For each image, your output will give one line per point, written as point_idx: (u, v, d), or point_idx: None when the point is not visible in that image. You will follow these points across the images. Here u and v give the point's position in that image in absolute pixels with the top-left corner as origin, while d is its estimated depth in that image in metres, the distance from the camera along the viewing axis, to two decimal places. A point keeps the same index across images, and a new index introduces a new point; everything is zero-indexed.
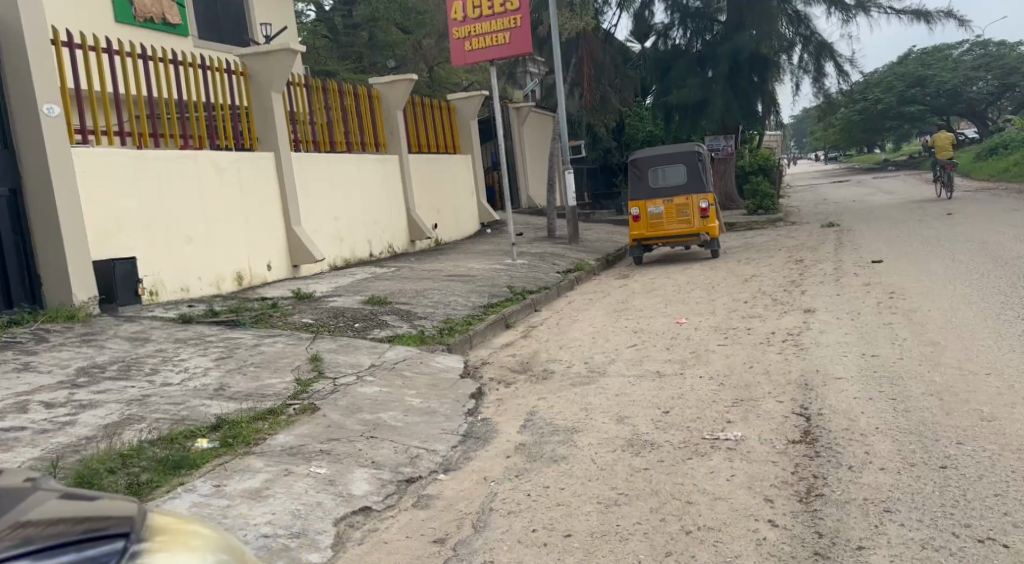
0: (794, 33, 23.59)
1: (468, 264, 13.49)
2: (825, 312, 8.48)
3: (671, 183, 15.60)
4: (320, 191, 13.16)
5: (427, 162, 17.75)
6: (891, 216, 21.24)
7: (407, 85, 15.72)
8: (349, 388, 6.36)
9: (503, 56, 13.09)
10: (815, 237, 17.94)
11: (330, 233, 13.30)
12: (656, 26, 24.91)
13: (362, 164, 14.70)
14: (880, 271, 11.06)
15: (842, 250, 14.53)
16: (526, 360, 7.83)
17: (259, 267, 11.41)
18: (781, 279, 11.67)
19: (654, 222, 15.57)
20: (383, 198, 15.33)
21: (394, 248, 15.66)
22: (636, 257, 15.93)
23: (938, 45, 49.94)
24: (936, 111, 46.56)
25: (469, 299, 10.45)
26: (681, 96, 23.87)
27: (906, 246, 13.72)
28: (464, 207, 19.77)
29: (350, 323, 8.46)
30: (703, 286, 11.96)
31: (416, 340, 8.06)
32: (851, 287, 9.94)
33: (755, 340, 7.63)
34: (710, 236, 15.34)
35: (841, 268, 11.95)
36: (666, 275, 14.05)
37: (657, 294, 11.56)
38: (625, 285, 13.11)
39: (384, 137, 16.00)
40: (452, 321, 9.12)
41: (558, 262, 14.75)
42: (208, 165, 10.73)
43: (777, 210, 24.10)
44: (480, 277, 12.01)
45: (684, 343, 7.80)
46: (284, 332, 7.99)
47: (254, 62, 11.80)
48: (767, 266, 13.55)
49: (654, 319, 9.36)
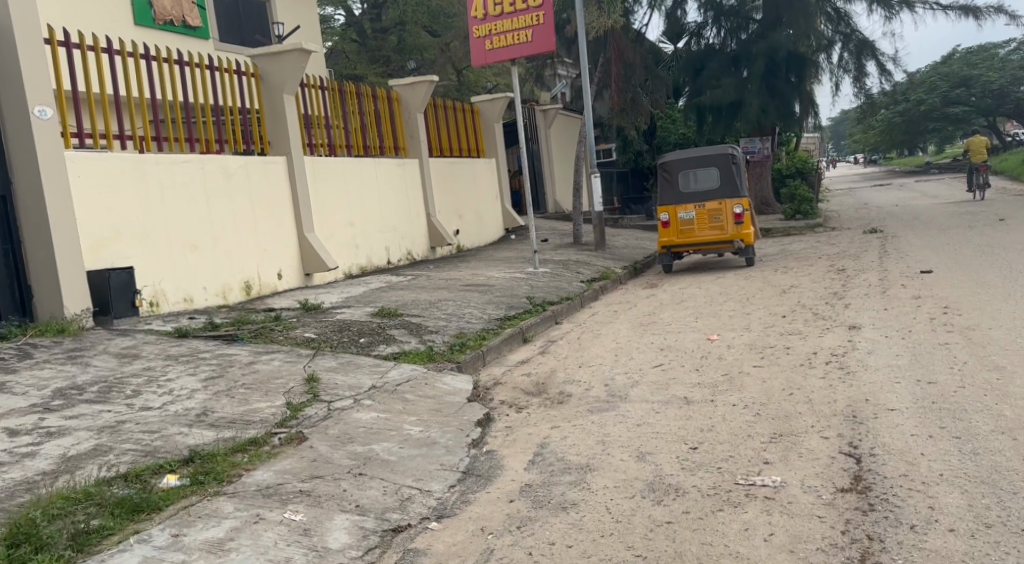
0: (833, 31, 22.83)
1: (488, 272, 12.95)
2: (871, 331, 7.84)
3: (703, 187, 14.89)
4: (334, 196, 12.64)
5: (449, 166, 17.23)
6: (936, 220, 20.41)
7: (428, 88, 15.22)
8: (343, 414, 5.79)
9: (525, 55, 12.46)
10: (857, 243, 17.20)
11: (345, 240, 12.79)
12: (689, 25, 24.24)
13: (380, 168, 14.18)
14: (929, 283, 10.37)
15: (886, 259, 13.81)
16: (541, 382, 7.26)
17: (268, 276, 10.89)
18: (822, 290, 11.00)
19: (684, 228, 14.90)
20: (401, 203, 14.80)
21: (413, 254, 15.15)
22: (664, 265, 15.24)
23: (983, 44, 48.78)
24: (982, 113, 45.47)
25: (485, 312, 9.88)
26: (715, 97, 23.12)
27: (956, 255, 12.98)
28: (488, 213, 19.22)
29: (355, 338, 7.92)
30: (737, 296, 11.33)
31: (424, 358, 7.51)
32: (900, 301, 9.27)
33: (793, 362, 7.00)
34: (744, 243, 14.65)
35: (887, 278, 11.26)
36: (697, 284, 13.40)
37: (688, 306, 10.95)
38: (654, 295, 12.48)
39: (404, 141, 15.49)
40: (464, 336, 8.57)
41: (583, 270, 14.16)
42: (216, 170, 10.19)
43: (816, 215, 23.22)
44: (499, 287, 11.45)
45: (715, 364, 7.19)
46: (284, 348, 7.45)
47: (265, 63, 11.29)
48: (806, 276, 12.87)
49: (684, 336, 8.74)
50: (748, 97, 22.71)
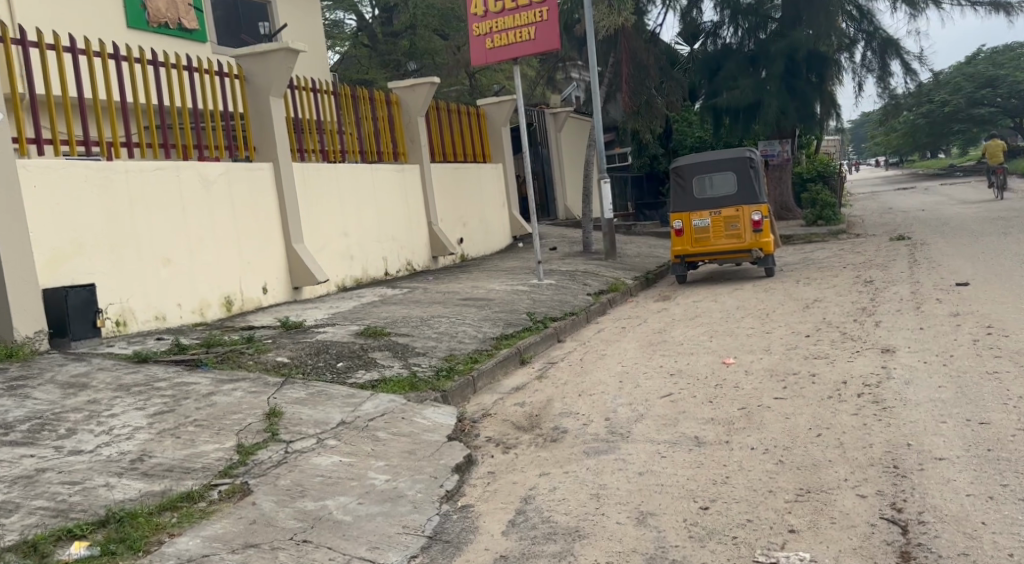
0: (855, 29, 21.91)
1: (490, 285, 12.23)
2: (908, 359, 7.08)
3: (719, 193, 14.09)
4: (326, 204, 11.88)
5: (453, 172, 16.49)
6: (966, 227, 19.57)
7: (428, 89, 14.54)
8: (301, 458, 5.03)
9: (527, 54, 11.73)
10: (883, 251, 16.41)
11: (338, 250, 12.02)
12: (705, 25, 23.35)
13: (377, 174, 13.45)
14: (965, 302, 9.60)
15: (916, 269, 13.04)
16: (535, 414, 6.52)
17: (252, 290, 10.10)
18: (848, 305, 10.25)
19: (700, 236, 14.10)
20: (400, 210, 14.06)
21: (413, 265, 14.44)
22: (679, 275, 14.42)
23: (1008, 44, 47.81)
24: (1008, 114, 44.48)
25: (481, 330, 9.14)
26: (733, 98, 22.32)
27: (991, 267, 12.20)
28: (494, 219, 18.47)
29: (331, 363, 7.14)
30: (755, 311, 10.56)
31: (405, 386, 6.70)
32: (935, 324, 8.51)
33: (820, 395, 6.24)
34: (763, 252, 13.81)
35: (919, 294, 10.50)
36: (712, 297, 12.63)
37: (702, 322, 10.20)
38: (667, 309, 11.73)
39: (404, 146, 14.77)
40: (456, 360, 7.78)
41: (590, 281, 13.39)
42: (193, 177, 9.39)
43: (838, 221, 22.37)
44: (499, 301, 10.72)
45: (730, 395, 6.45)
46: (250, 375, 6.67)
47: (250, 64, 10.51)
48: (830, 289, 12.10)
49: (697, 359, 7.98)
50: (766, 99, 21.97)
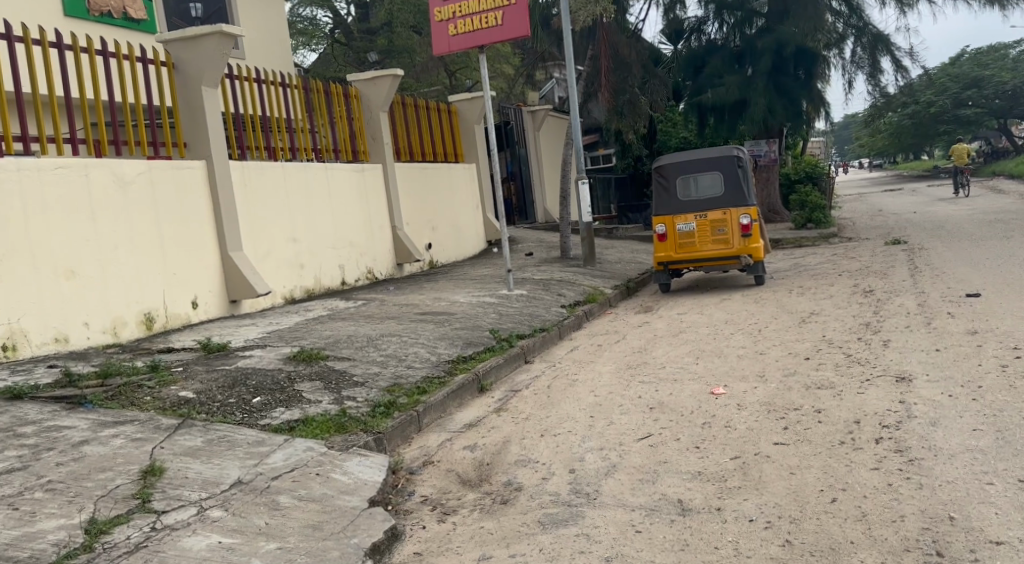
0: (843, 25, 20.88)
1: (454, 296, 11.10)
2: (929, 392, 6.01)
3: (705, 194, 13.02)
4: (274, 207, 10.72)
5: (419, 173, 15.33)
6: (966, 231, 18.60)
7: (391, 82, 13.45)
8: (167, 540, 3.91)
9: (495, 41, 10.59)
10: (880, 257, 15.43)
11: (285, 258, 10.82)
12: (689, 21, 22.33)
13: (332, 174, 12.29)
14: (979, 319, 8.58)
15: (920, 278, 12.03)
16: (486, 462, 5.39)
17: (179, 305, 8.92)
18: (851, 321, 9.22)
19: (684, 241, 13.01)
20: (358, 213, 12.87)
21: (374, 273, 13.25)
22: (662, 284, 13.30)
23: (993, 45, 47.39)
24: (995, 115, 43.92)
25: (435, 351, 7.98)
26: (718, 96, 21.27)
27: (1000, 277, 11.21)
28: (465, 223, 17.31)
29: (245, 399, 5.94)
30: (745, 327, 9.51)
31: (330, 429, 5.52)
32: (952, 346, 7.48)
33: (830, 441, 5.16)
34: (753, 258, 12.68)
35: (927, 309, 9.48)
36: (698, 308, 11.56)
37: (688, 340, 9.12)
38: (648, 324, 10.66)
39: (366, 144, 13.62)
40: (401, 389, 6.62)
41: (566, 291, 12.29)
42: (105, 177, 8.19)
43: (829, 224, 21.37)
44: (461, 316, 9.60)
45: (722, 440, 5.36)
46: (140, 417, 5.48)
47: (180, 50, 9.31)
48: (826, 300, 11.09)
49: (682, 389, 6.90)
50: (753, 96, 20.94)
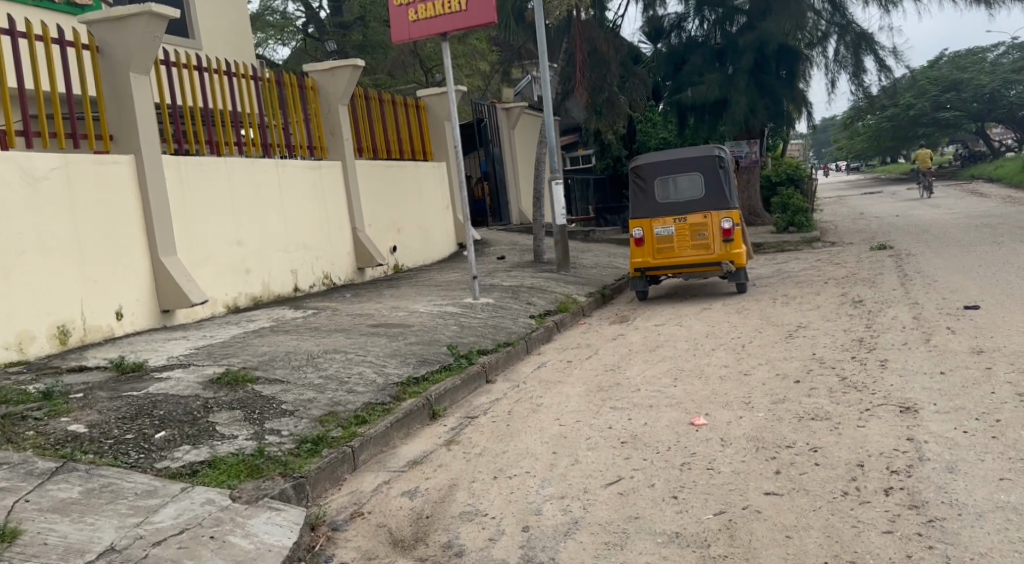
0: (826, 22, 20.10)
1: (414, 305, 10.25)
2: (939, 427, 5.26)
3: (685, 197, 12.25)
4: (216, 205, 9.83)
5: (383, 171, 14.44)
6: (952, 236, 17.99)
7: (351, 73, 12.57)
8: None
9: (455, 29, 9.77)
10: (868, 263, 14.75)
11: (228, 263, 9.93)
12: (668, 18, 21.54)
13: (284, 171, 11.40)
14: (982, 336, 7.87)
15: (913, 288, 11.34)
16: (426, 512, 4.56)
17: (100, 316, 8.02)
18: (842, 337, 8.46)
19: (662, 246, 12.22)
20: (312, 214, 11.98)
21: (332, 278, 12.37)
22: (639, 292, 12.50)
23: (971, 48, 47.13)
24: (973, 118, 43.62)
25: (382, 371, 7.05)
26: (698, 94, 20.55)
27: (997, 287, 10.55)
28: (434, 225, 16.44)
29: (146, 434, 5.07)
30: (728, 342, 8.74)
31: (241, 473, 4.69)
32: (957, 368, 6.75)
33: (830, 491, 4.36)
34: (735, 264, 11.92)
35: (924, 323, 8.76)
36: (677, 319, 10.79)
37: (665, 357, 8.32)
38: (623, 336, 9.87)
39: (323, 139, 12.75)
40: (336, 418, 5.76)
41: (536, 299, 11.49)
42: (11, 173, 7.27)
43: (811, 227, 20.68)
44: (418, 328, 8.76)
45: (705, 487, 4.57)
46: (11, 459, 4.57)
47: (107, 33, 8.45)
48: (813, 311, 10.37)
49: (659, 418, 6.09)
50: (734, 94, 20.27)
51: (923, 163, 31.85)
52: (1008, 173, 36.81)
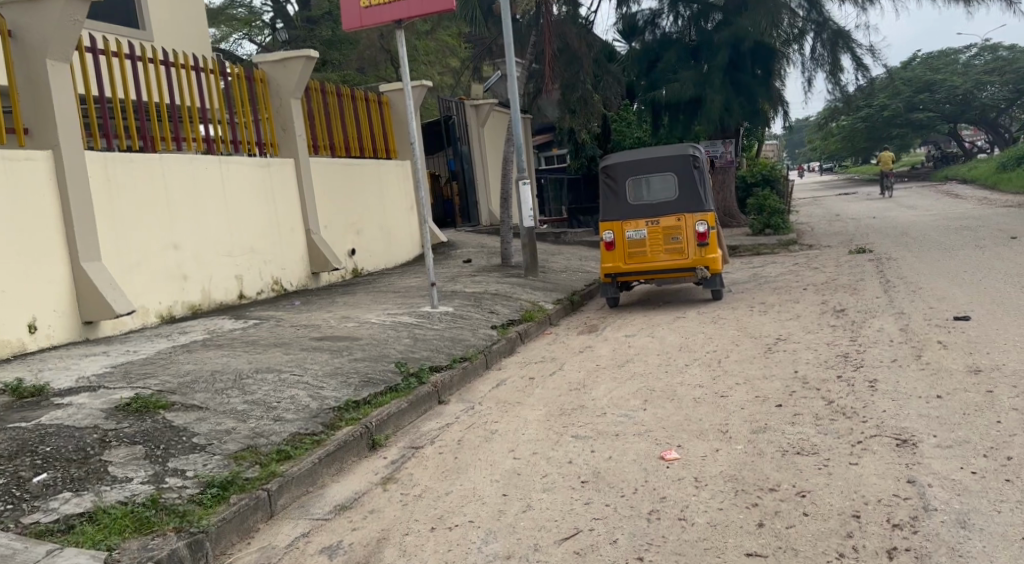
0: (803, 19, 19.52)
1: (366, 314, 9.49)
2: (943, 466, 4.61)
3: (657, 198, 11.59)
4: (147, 205, 9.07)
5: (341, 169, 13.67)
6: (933, 239, 17.50)
7: (304, 65, 11.89)
8: None
9: (411, 16, 9.02)
10: (848, 268, 14.19)
11: (161, 269, 9.16)
12: (642, 14, 20.89)
13: (227, 170, 10.65)
14: (977, 353, 7.26)
15: (897, 295, 10.76)
16: None
17: (9, 330, 7.26)
18: (826, 353, 7.82)
19: (634, 251, 11.56)
20: (259, 215, 11.20)
21: (282, 283, 11.58)
22: (610, 298, 11.83)
23: (945, 50, 47.02)
24: (946, 119, 43.50)
25: (318, 394, 6.24)
26: (672, 92, 19.93)
27: (987, 296, 9.98)
28: (397, 226, 15.67)
29: (20, 478, 4.36)
30: (703, 358, 8.07)
31: (125, 528, 4.00)
32: (954, 391, 6.12)
33: (823, 555, 3.74)
34: (710, 270, 11.25)
35: (911, 337, 8.14)
36: (649, 329, 10.12)
37: (635, 375, 7.62)
38: (591, 349, 9.18)
39: (274, 135, 12.02)
40: (255, 454, 5.03)
41: (499, 307, 10.77)
42: None
43: (787, 230, 20.16)
44: (366, 341, 8.01)
45: (678, 549, 3.88)
46: None
47: (20, 16, 7.67)
48: (793, 321, 9.74)
49: (627, 450, 5.39)
50: (709, 93, 19.69)
51: (885, 164, 32.30)
52: (982, 175, 36.62)
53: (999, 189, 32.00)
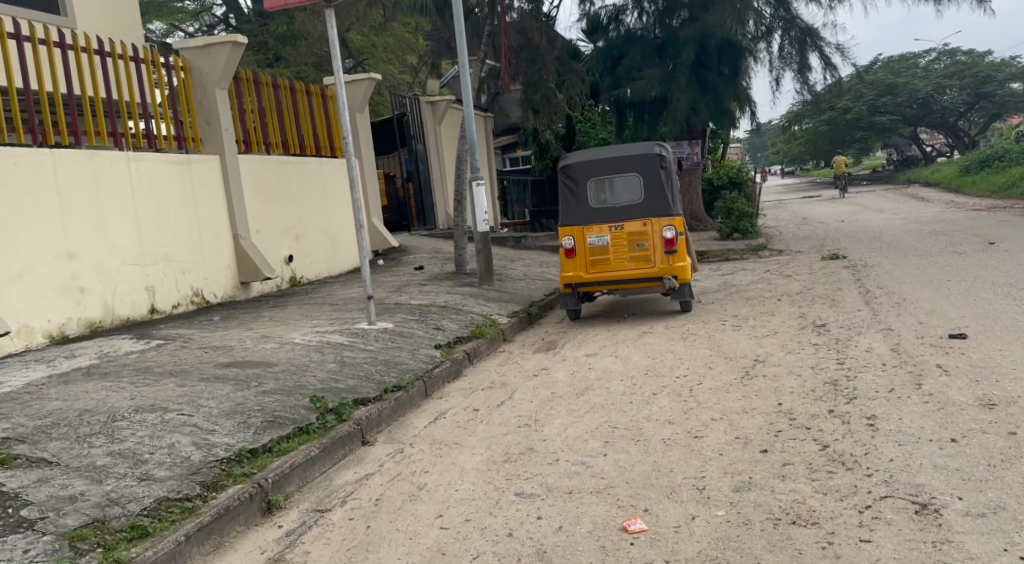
0: (771, 16, 18.53)
1: (292, 332, 8.34)
2: (980, 548, 3.68)
3: (622, 201, 10.57)
4: (32, 211, 8.03)
5: (277, 167, 12.50)
6: (908, 244, 16.72)
7: (231, 52, 10.79)
8: None
9: None
10: (824, 276, 13.27)
11: (50, 283, 8.15)
12: (605, 10, 19.94)
13: (137, 169, 9.51)
14: (984, 381, 6.30)
15: (882, 308, 9.85)
16: None
17: None
18: (810, 380, 6.82)
19: (596, 258, 10.52)
20: (176, 218, 10.07)
21: (205, 296, 10.42)
22: (571, 310, 10.78)
23: (905, 53, 46.77)
24: (908, 122, 43.10)
25: (205, 442, 5.16)
26: (636, 90, 18.96)
27: (980, 309, 9.09)
28: (343, 230, 14.51)
29: None
30: (672, 386, 7.02)
31: None
32: (970, 433, 5.13)
33: None
34: (679, 280, 10.26)
35: (904, 361, 7.18)
36: (614, 346, 9.10)
37: (594, 408, 6.53)
38: (547, 372, 8.09)
39: (198, 129, 10.86)
40: (100, 531, 4.02)
41: (447, 322, 9.67)
42: None
43: (757, 234, 19.29)
44: (283, 368, 6.86)
45: None
46: None
47: None
48: (770, 338, 8.76)
49: (581, 516, 4.33)
50: (675, 91, 18.77)
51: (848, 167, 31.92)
52: (944, 178, 36.14)
53: (963, 192, 31.45)
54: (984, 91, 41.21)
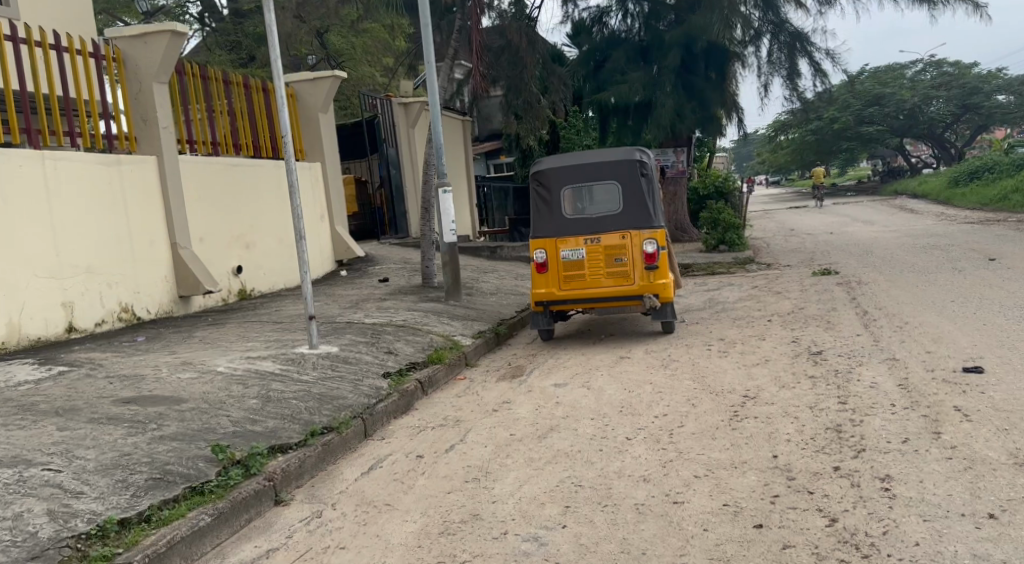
0: (760, 19, 17.61)
1: (218, 358, 7.30)
2: None
3: (598, 212, 9.61)
4: None
5: (226, 169, 11.46)
6: (903, 259, 15.88)
7: (169, 42, 9.75)
8: None
9: None
10: (818, 293, 12.33)
11: None
12: (589, 11, 19.02)
13: (54, 170, 8.46)
14: (1014, 430, 5.36)
15: (884, 333, 8.92)
16: None
17: None
18: (809, 425, 5.85)
19: (569, 274, 9.54)
20: (100, 224, 9.00)
21: (135, 311, 9.36)
22: (542, 330, 9.79)
23: (892, 64, 46.18)
24: (895, 133, 42.41)
25: (65, 509, 4.16)
26: (619, 94, 18.03)
27: (993, 337, 8.20)
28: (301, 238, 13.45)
29: None
30: (651, 429, 6.03)
31: None
32: (1011, 505, 4.21)
33: None
34: (660, 298, 9.29)
35: (917, 401, 6.22)
36: (586, 374, 8.14)
37: (557, 458, 5.54)
38: (508, 407, 7.09)
39: (132, 127, 9.82)
40: None
41: (402, 345, 8.66)
42: None
43: (744, 246, 18.42)
44: (193, 406, 5.82)
45: None
46: None
47: None
48: (761, 368, 7.82)
49: None
50: (659, 97, 17.80)
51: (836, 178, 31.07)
52: (932, 190, 35.43)
53: (952, 205, 30.71)
54: (972, 102, 40.70)
